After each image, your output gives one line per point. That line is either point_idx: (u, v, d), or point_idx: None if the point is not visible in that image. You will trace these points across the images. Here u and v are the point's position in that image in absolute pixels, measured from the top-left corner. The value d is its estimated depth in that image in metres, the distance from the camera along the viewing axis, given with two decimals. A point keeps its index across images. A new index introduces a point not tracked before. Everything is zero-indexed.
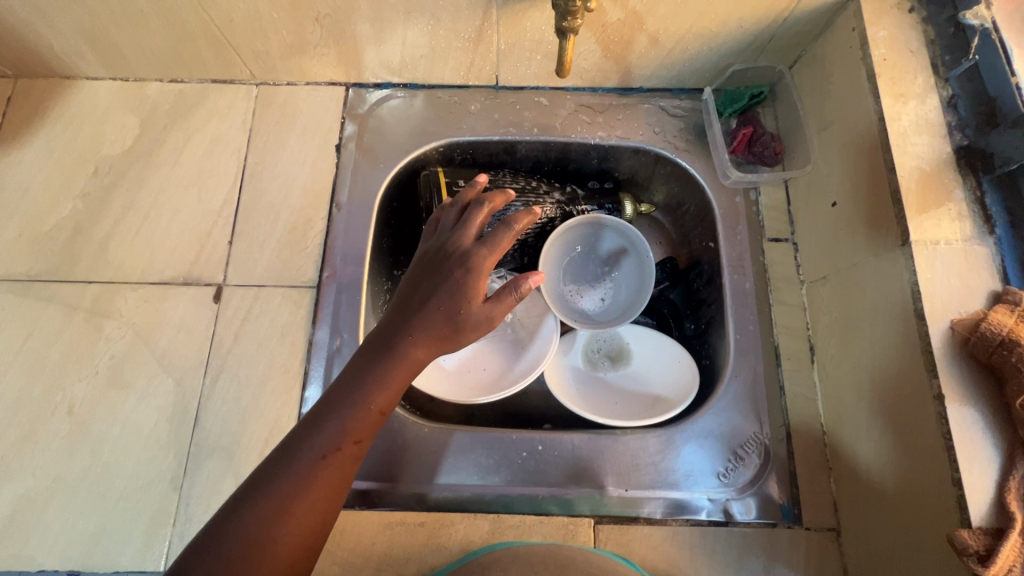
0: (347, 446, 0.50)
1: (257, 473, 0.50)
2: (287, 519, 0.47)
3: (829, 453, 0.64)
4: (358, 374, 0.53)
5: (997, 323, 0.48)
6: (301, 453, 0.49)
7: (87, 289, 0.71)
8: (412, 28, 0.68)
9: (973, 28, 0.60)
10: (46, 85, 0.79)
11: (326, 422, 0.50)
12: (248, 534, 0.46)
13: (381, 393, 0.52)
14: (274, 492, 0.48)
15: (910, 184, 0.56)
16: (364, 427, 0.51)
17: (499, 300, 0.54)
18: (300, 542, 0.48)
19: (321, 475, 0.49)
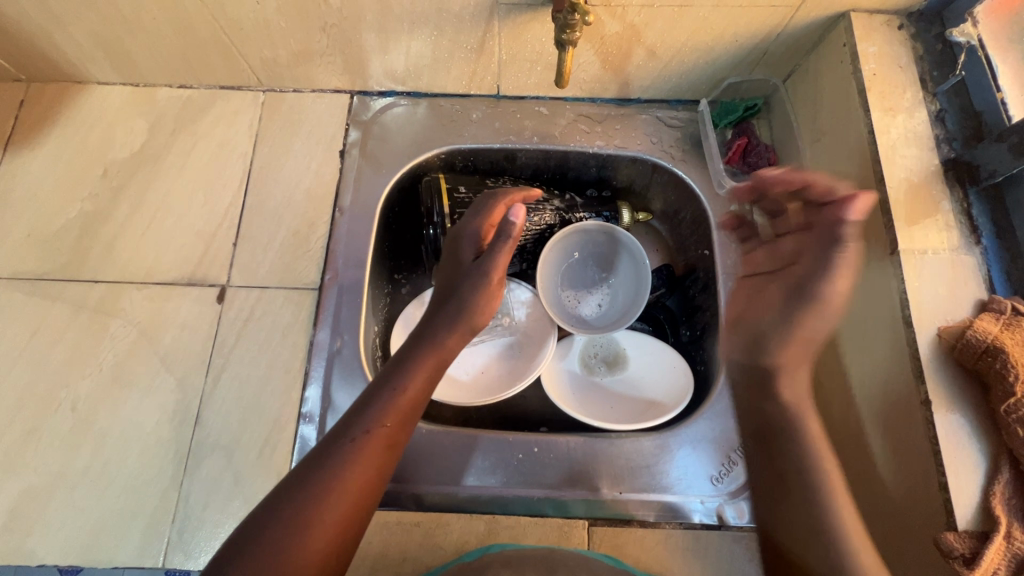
0: (383, 437, 0.53)
1: (296, 470, 0.51)
2: (326, 508, 0.49)
3: (763, 429, 0.63)
4: (399, 362, 0.58)
5: (982, 330, 0.50)
6: (341, 445, 0.52)
7: (93, 288, 0.72)
8: (415, 39, 0.70)
9: (960, 45, 0.62)
10: (57, 89, 0.80)
11: (367, 408, 0.54)
12: (287, 526, 0.48)
13: (415, 380, 0.56)
14: (313, 484, 0.50)
15: (898, 195, 0.58)
16: (399, 413, 0.54)
17: (493, 253, 0.63)
18: (337, 533, 0.50)
19: (360, 465, 0.51)
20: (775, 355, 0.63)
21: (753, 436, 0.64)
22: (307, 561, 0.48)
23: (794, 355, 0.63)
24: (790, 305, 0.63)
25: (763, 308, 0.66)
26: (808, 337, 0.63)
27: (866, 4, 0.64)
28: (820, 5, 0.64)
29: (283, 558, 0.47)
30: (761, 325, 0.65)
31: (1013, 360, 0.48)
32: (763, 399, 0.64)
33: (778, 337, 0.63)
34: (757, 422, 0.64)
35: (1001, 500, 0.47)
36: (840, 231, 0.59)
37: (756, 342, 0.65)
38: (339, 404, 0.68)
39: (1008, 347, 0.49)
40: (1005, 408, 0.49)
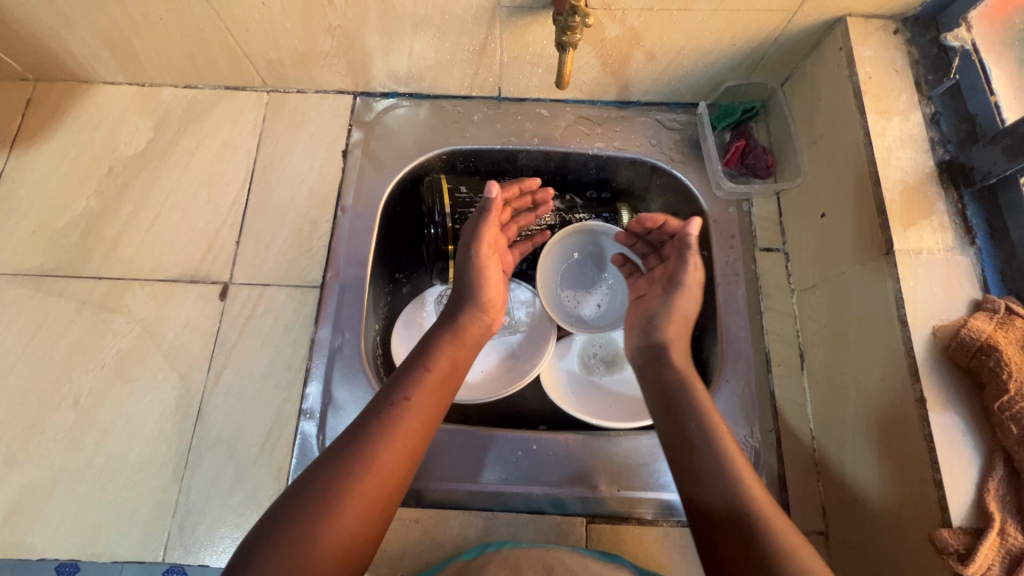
0: (412, 417, 0.56)
1: (327, 449, 0.54)
2: (356, 482, 0.51)
3: (666, 397, 0.62)
4: (425, 347, 0.63)
5: (976, 329, 0.51)
6: (372, 423, 0.55)
7: (96, 285, 0.73)
8: (418, 40, 0.71)
9: (954, 49, 0.63)
10: (64, 89, 0.81)
11: (397, 387, 0.58)
12: (318, 498, 0.50)
13: (439, 363, 0.61)
14: (345, 458, 0.52)
15: (893, 196, 0.59)
16: (427, 394, 0.58)
17: (477, 232, 0.66)
18: (368, 508, 0.51)
19: (389, 442, 0.54)
20: (663, 332, 0.67)
21: (658, 404, 0.62)
22: (337, 534, 0.49)
23: (676, 334, 0.67)
24: (668, 293, 0.69)
25: (652, 298, 0.71)
26: (683, 318, 0.68)
27: (862, 9, 0.65)
28: (817, 10, 0.65)
29: (315, 526, 0.48)
30: (651, 309, 0.70)
31: (1006, 358, 0.49)
32: (660, 368, 0.65)
33: (661, 316, 0.68)
34: (658, 393, 0.63)
35: (994, 497, 0.48)
36: (687, 242, 0.66)
37: (647, 321, 0.69)
38: (340, 401, 0.68)
39: (1002, 346, 0.49)
40: (999, 405, 0.49)
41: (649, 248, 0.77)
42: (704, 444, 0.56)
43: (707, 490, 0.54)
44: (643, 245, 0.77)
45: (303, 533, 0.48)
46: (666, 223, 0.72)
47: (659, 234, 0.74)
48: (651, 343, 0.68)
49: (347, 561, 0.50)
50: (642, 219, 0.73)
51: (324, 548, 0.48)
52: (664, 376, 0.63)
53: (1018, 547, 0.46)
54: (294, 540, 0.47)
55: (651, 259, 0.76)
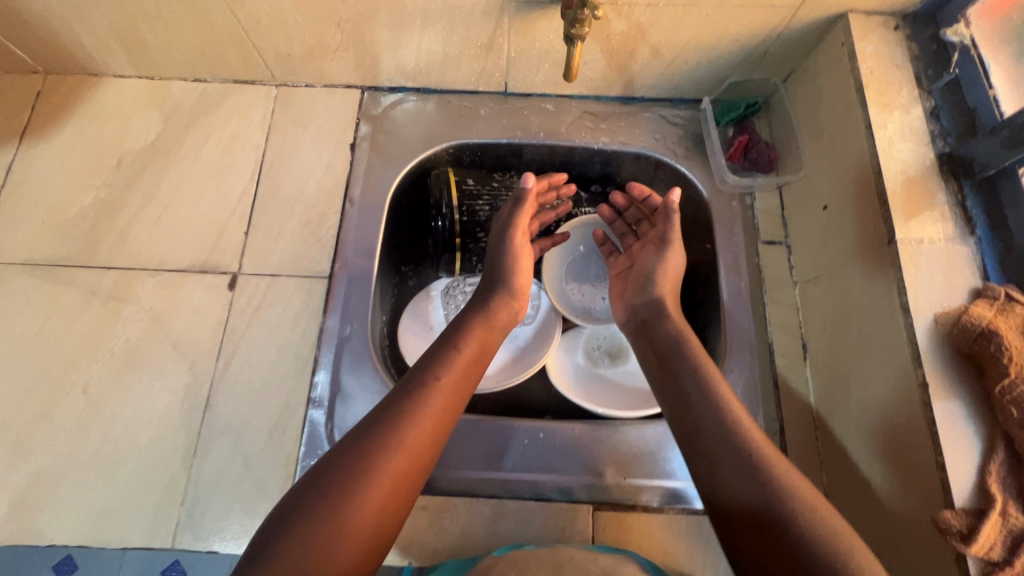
0: (439, 398, 0.57)
1: (355, 428, 0.55)
2: (385, 461, 0.52)
3: (660, 353, 0.65)
4: (455, 329, 0.64)
5: (977, 315, 0.52)
6: (402, 402, 0.56)
7: (106, 274, 0.73)
8: (427, 34, 0.72)
9: (954, 44, 0.64)
10: (74, 82, 0.82)
11: (428, 367, 0.59)
12: (347, 475, 0.51)
13: (468, 346, 0.62)
14: (375, 432, 0.53)
15: (895, 187, 0.60)
16: (455, 376, 0.59)
17: (512, 220, 0.68)
18: (396, 486, 0.52)
19: (418, 422, 0.55)
20: (658, 288, 0.70)
21: (653, 360, 0.66)
22: (365, 511, 0.50)
23: (669, 288, 0.70)
24: (659, 251, 0.71)
25: (643, 257, 0.73)
26: (674, 275, 0.71)
27: (863, 6, 0.66)
28: (819, 6, 0.66)
29: (345, 496, 0.50)
30: (644, 268, 0.72)
31: (1006, 343, 0.49)
32: (654, 329, 0.67)
33: (655, 273, 0.71)
34: (651, 347, 0.66)
35: (997, 479, 0.49)
36: (670, 209, 0.69)
37: (643, 279, 0.72)
38: (348, 391, 0.68)
39: (1002, 331, 0.50)
40: (1000, 389, 0.50)
41: (627, 227, 0.79)
42: (709, 419, 0.57)
43: (710, 466, 0.55)
44: (622, 224, 0.80)
45: (333, 509, 0.49)
46: (650, 197, 0.76)
47: (639, 210, 0.78)
48: (646, 299, 0.70)
49: (377, 531, 0.51)
50: (630, 188, 0.76)
51: (353, 525, 0.49)
52: (657, 333, 0.67)
53: (1019, 527, 0.47)
54: (323, 517, 0.48)
55: (629, 238, 0.79)
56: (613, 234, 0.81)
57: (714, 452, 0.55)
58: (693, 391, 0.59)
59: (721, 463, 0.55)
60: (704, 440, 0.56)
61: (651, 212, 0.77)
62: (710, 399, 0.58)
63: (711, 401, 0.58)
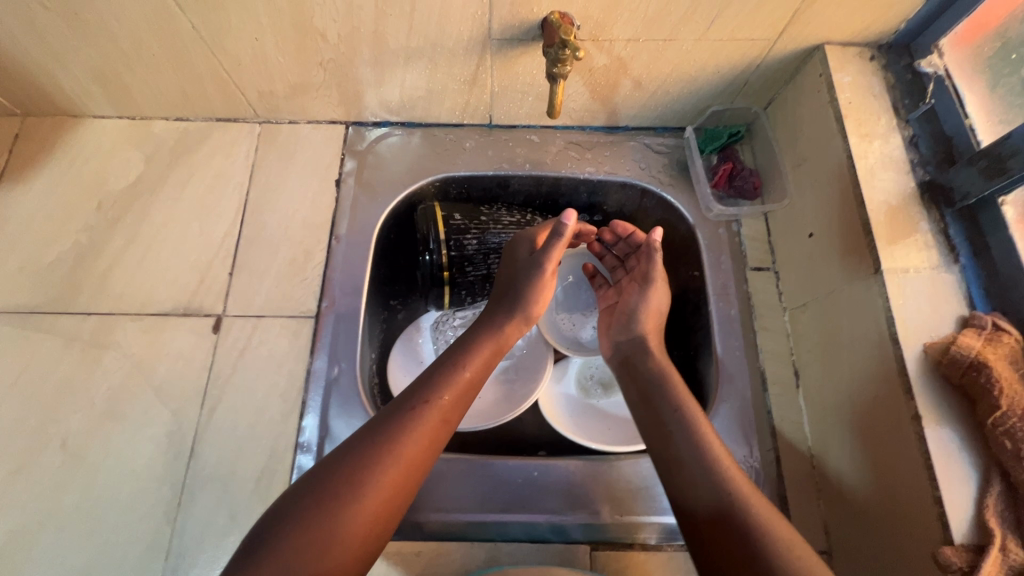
0: (438, 413, 0.56)
1: (353, 438, 0.54)
2: (381, 472, 0.52)
3: (643, 388, 0.65)
4: (460, 347, 0.64)
5: (966, 346, 0.52)
6: (403, 412, 0.56)
7: (86, 320, 0.71)
8: (410, 72, 0.72)
9: (928, 75, 0.66)
10: (53, 123, 0.81)
11: (429, 382, 0.59)
12: (344, 485, 0.50)
13: (473, 362, 0.62)
14: (371, 445, 0.53)
15: (878, 216, 0.60)
16: (458, 390, 0.59)
17: (546, 255, 0.67)
18: (389, 498, 0.52)
19: (415, 434, 0.54)
20: (641, 325, 0.70)
21: (637, 398, 0.66)
22: (357, 520, 0.50)
23: (652, 328, 0.70)
24: (643, 290, 0.72)
25: (629, 294, 0.74)
26: (658, 312, 0.71)
27: (838, 37, 0.67)
28: (796, 38, 0.67)
29: (336, 509, 0.49)
30: (628, 306, 0.73)
31: (996, 374, 0.50)
32: (642, 363, 0.67)
33: (638, 311, 0.71)
34: (635, 385, 0.66)
35: (993, 513, 0.49)
36: (652, 248, 0.71)
37: (626, 317, 0.72)
38: (337, 433, 0.67)
39: (991, 362, 0.50)
40: (993, 420, 0.50)
41: (617, 261, 0.79)
42: (695, 462, 0.56)
43: (706, 507, 0.54)
44: (612, 257, 0.80)
45: (328, 515, 0.49)
46: (634, 234, 0.76)
47: (626, 246, 0.78)
48: (629, 336, 0.71)
49: (366, 542, 0.50)
50: (615, 225, 0.77)
51: (346, 533, 0.49)
52: (640, 369, 0.67)
53: (1020, 562, 0.46)
54: (317, 526, 0.48)
55: (618, 271, 0.79)
56: (603, 267, 0.82)
57: (711, 488, 0.54)
58: (680, 426, 0.59)
59: (719, 504, 0.53)
60: (696, 480, 0.56)
61: (635, 249, 0.77)
62: (693, 439, 0.58)
63: (693, 441, 0.58)
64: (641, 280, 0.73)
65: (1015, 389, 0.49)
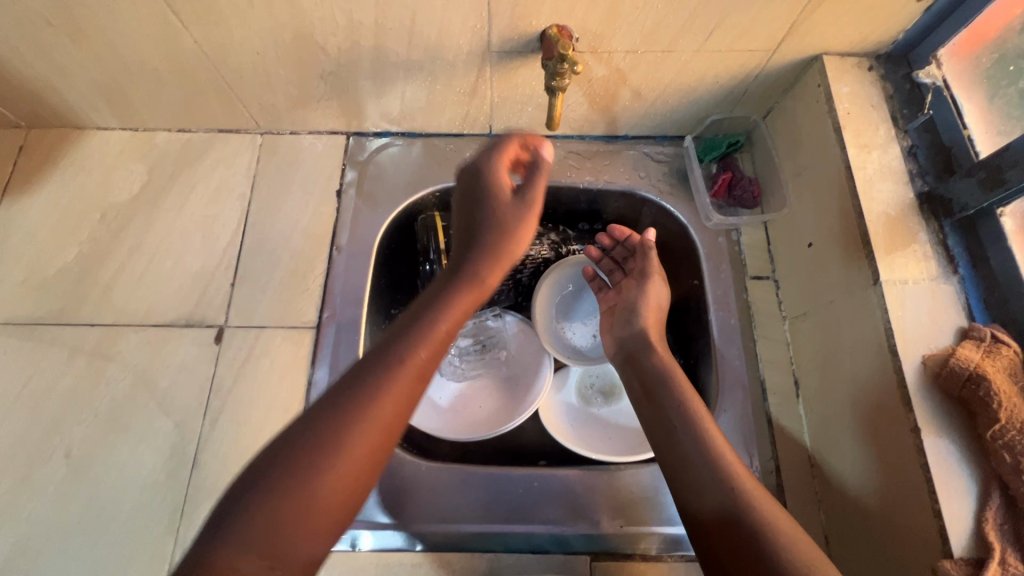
0: (413, 371, 0.53)
1: (320, 403, 0.51)
2: (353, 440, 0.49)
3: (646, 383, 0.66)
4: (433, 297, 0.59)
5: (965, 358, 0.52)
6: (374, 372, 0.52)
7: (89, 332, 0.72)
8: (410, 84, 0.73)
9: (926, 85, 0.66)
10: (57, 136, 0.82)
11: (399, 339, 0.54)
12: (312, 454, 0.47)
13: (449, 316, 0.57)
14: (339, 411, 0.49)
15: (877, 227, 0.61)
16: (433, 346, 0.55)
17: (526, 199, 0.65)
18: (364, 463, 0.49)
19: (387, 397, 0.51)
20: (642, 320, 0.72)
21: (641, 394, 0.67)
22: (331, 492, 0.47)
23: (653, 321, 0.72)
24: (641, 285, 0.75)
25: (627, 291, 0.76)
26: (658, 306, 0.73)
27: (837, 48, 0.68)
28: (795, 49, 0.68)
29: (307, 479, 0.47)
30: (629, 302, 0.75)
31: (995, 387, 0.50)
32: (643, 360, 0.68)
33: (640, 306, 0.73)
34: (638, 380, 0.68)
35: (993, 526, 0.49)
36: (648, 246, 0.75)
37: (628, 313, 0.74)
38: None
39: (990, 375, 0.50)
40: (991, 433, 0.50)
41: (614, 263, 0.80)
42: (694, 474, 0.57)
43: (706, 517, 0.55)
44: (609, 261, 0.81)
45: (301, 488, 0.46)
46: (631, 236, 0.79)
47: (622, 249, 0.80)
48: (632, 332, 0.72)
49: (342, 507, 0.48)
50: (612, 229, 0.80)
51: (321, 500, 0.47)
52: (643, 364, 0.68)
53: None
54: (287, 497, 0.46)
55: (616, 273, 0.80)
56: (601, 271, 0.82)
57: (710, 500, 0.55)
58: (685, 433, 0.59)
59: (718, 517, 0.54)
60: (696, 492, 0.56)
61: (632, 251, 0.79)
62: (692, 451, 0.58)
63: (692, 452, 0.58)
64: (639, 275, 0.75)
65: (1014, 402, 0.49)
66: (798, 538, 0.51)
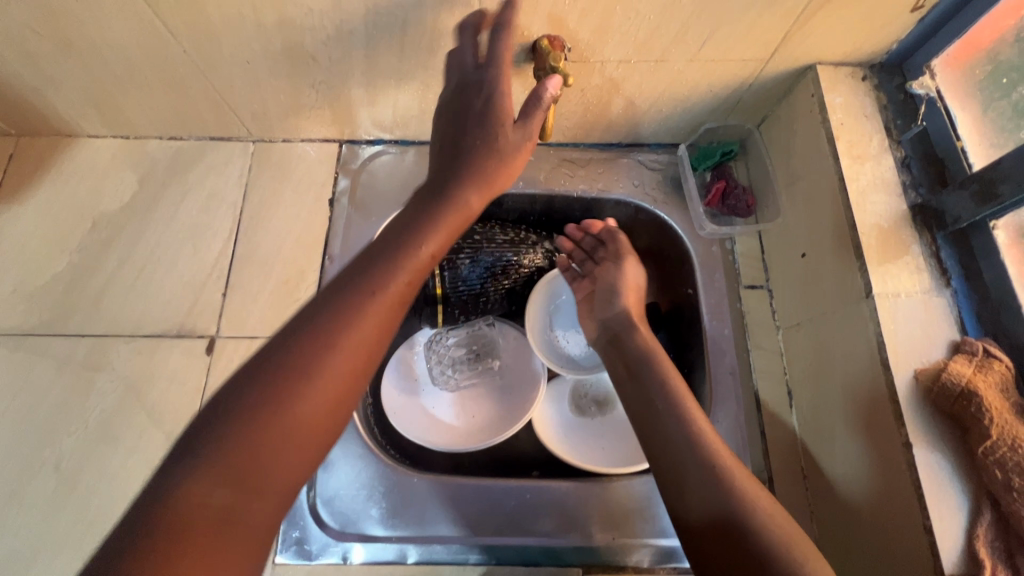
0: (394, 295, 0.51)
1: (293, 322, 0.50)
2: (332, 360, 0.48)
3: (630, 363, 0.67)
4: (413, 221, 0.57)
5: (957, 374, 0.51)
6: (352, 295, 0.50)
7: (79, 343, 0.72)
8: (402, 92, 0.72)
9: (920, 96, 0.66)
10: (47, 144, 0.81)
11: (378, 263, 0.52)
12: (290, 375, 0.46)
13: (432, 241, 0.55)
14: (316, 329, 0.48)
15: (870, 239, 0.60)
16: (415, 271, 0.54)
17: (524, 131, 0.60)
18: (344, 386, 0.48)
19: (367, 318, 0.50)
20: (623, 303, 0.74)
21: (624, 373, 0.68)
22: (311, 415, 0.47)
23: (632, 300, 0.74)
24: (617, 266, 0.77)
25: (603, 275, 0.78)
26: (636, 286, 0.76)
27: (831, 58, 0.67)
28: (788, 58, 0.67)
29: (286, 400, 0.46)
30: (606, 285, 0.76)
31: (986, 403, 0.49)
32: (626, 344, 0.69)
33: (619, 287, 0.75)
34: (623, 362, 0.68)
35: (984, 543, 0.49)
36: (614, 233, 0.79)
37: (608, 296, 0.75)
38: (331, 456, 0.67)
39: (981, 391, 0.50)
40: (983, 450, 0.50)
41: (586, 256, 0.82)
42: (686, 488, 0.56)
43: (697, 532, 0.55)
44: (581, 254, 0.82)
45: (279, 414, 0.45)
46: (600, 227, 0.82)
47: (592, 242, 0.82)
48: (614, 313, 0.73)
49: (323, 428, 0.47)
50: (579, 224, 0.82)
51: (303, 418, 0.46)
52: (628, 346, 0.69)
53: None
54: (264, 418, 0.45)
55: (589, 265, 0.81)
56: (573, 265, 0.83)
57: (702, 515, 0.54)
58: (678, 442, 0.59)
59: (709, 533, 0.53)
60: (688, 507, 0.56)
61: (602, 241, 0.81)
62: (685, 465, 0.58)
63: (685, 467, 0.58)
64: (613, 257, 0.77)
65: (1005, 419, 0.49)
66: (789, 554, 0.50)
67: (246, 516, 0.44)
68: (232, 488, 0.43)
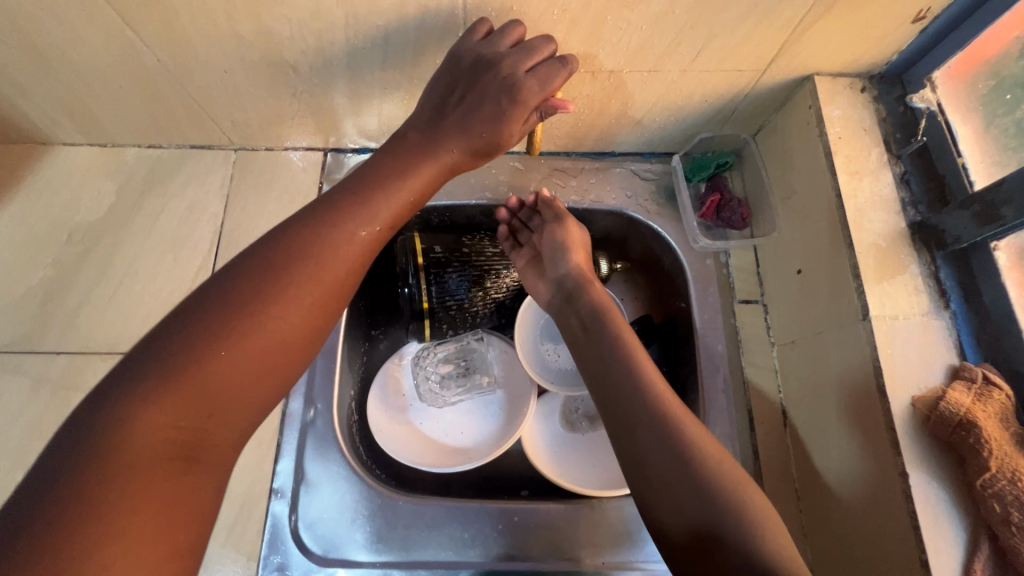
0: (372, 227, 0.54)
1: (266, 239, 0.50)
2: (301, 278, 0.48)
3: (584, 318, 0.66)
4: (392, 162, 0.57)
5: (956, 402, 0.50)
6: (327, 229, 0.51)
7: (54, 361, 0.69)
8: (387, 102, 0.70)
9: (920, 110, 0.64)
10: (20, 152, 0.78)
11: (358, 197, 0.54)
12: (259, 290, 0.47)
13: (411, 184, 0.57)
14: (292, 250, 0.49)
15: (868, 259, 0.59)
16: (395, 211, 0.56)
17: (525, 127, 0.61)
18: (308, 324, 0.49)
19: (343, 245, 0.51)
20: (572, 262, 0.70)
21: (576, 326, 0.67)
22: (278, 334, 0.47)
23: (582, 259, 0.71)
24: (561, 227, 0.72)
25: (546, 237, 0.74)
26: (582, 243, 0.72)
27: (829, 68, 0.65)
28: (785, 69, 0.65)
29: (252, 316, 0.46)
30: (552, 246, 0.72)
31: (984, 435, 0.48)
32: (578, 298, 0.68)
33: (567, 246, 0.71)
34: (576, 317, 0.67)
35: None
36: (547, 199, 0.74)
37: (556, 257, 0.71)
38: (313, 477, 0.66)
39: (980, 422, 0.49)
40: (981, 482, 0.48)
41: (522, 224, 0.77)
42: None
43: None
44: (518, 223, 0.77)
45: (246, 339, 0.45)
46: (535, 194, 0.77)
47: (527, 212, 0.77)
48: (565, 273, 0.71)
49: (284, 352, 0.48)
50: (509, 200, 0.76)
51: (267, 335, 0.46)
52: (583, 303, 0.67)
53: None
54: (225, 332, 0.45)
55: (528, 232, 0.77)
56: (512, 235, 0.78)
57: None
58: None
59: None
60: None
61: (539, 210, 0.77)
62: None
63: None
64: (554, 220, 0.73)
65: (1004, 450, 0.48)
66: None
67: (198, 441, 0.44)
68: (180, 410, 0.42)
